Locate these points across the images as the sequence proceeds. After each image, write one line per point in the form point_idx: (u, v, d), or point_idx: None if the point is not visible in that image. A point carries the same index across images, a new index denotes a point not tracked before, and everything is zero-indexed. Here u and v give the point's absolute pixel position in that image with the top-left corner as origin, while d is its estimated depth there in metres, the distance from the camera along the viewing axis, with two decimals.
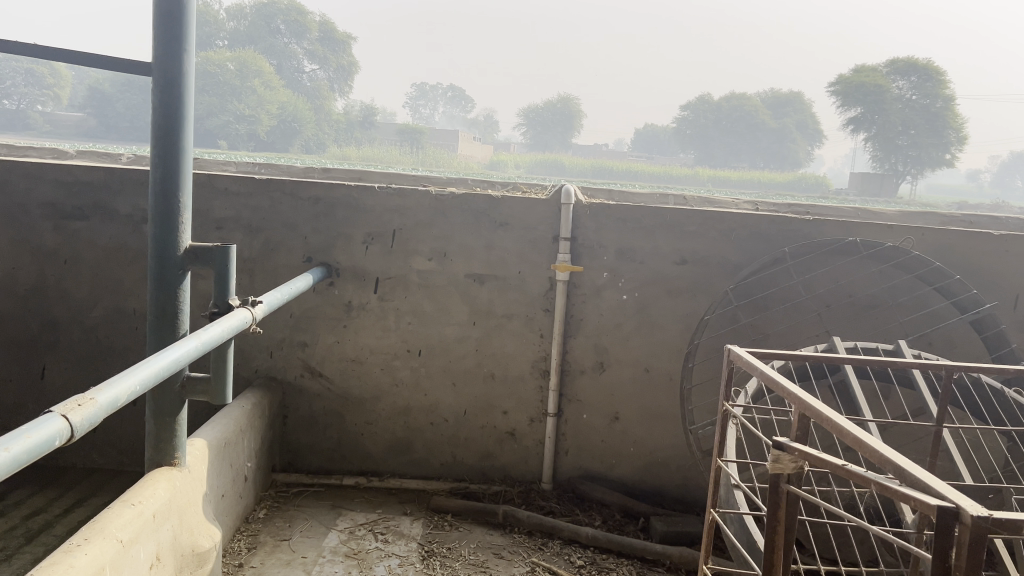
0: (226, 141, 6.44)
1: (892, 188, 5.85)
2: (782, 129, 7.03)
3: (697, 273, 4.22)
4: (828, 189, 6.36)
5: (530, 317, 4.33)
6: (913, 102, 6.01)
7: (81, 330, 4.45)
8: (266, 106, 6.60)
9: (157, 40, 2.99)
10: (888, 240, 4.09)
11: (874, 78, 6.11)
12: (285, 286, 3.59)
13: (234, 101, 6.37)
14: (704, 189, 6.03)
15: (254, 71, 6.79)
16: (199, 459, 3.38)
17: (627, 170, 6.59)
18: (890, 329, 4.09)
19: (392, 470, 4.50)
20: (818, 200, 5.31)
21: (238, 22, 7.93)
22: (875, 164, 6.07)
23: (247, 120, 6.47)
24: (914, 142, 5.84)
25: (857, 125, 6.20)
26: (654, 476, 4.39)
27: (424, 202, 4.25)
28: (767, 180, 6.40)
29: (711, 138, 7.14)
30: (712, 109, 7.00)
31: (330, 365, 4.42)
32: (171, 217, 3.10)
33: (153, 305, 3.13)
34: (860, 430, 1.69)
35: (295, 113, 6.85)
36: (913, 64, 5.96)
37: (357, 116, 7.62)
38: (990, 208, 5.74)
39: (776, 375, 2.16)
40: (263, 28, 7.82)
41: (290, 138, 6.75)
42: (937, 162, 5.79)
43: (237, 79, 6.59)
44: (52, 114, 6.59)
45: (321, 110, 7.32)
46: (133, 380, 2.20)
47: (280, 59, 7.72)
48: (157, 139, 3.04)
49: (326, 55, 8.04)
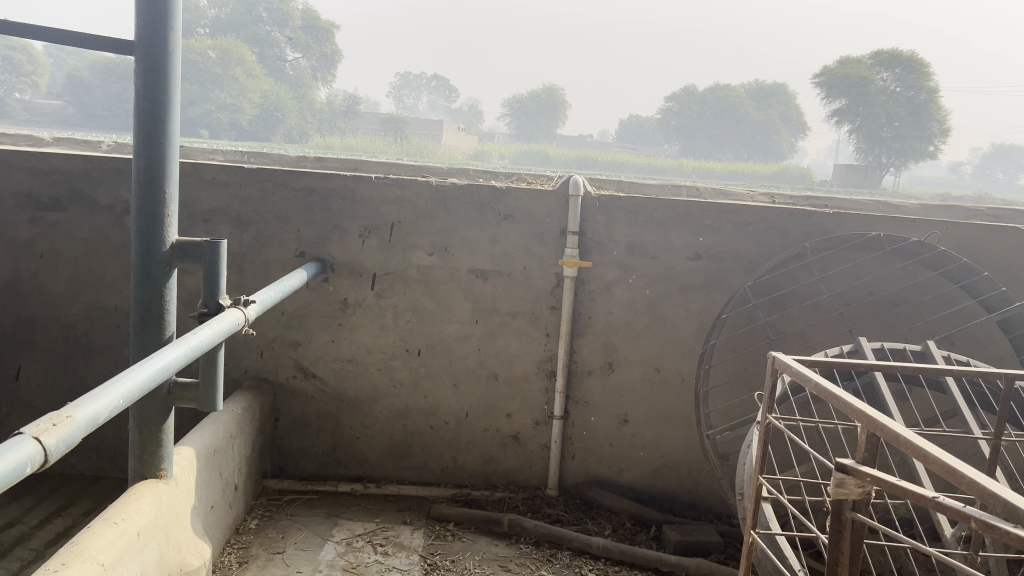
0: (208, 130, 6.24)
1: (875, 181, 5.89)
2: (766, 121, 6.79)
3: (712, 268, 4.01)
4: (813, 181, 6.18)
5: (535, 315, 4.11)
6: (897, 94, 5.85)
7: (58, 328, 4.20)
8: (248, 94, 6.33)
9: (140, 17, 2.73)
10: (912, 235, 3.90)
11: (860, 70, 5.92)
12: (277, 284, 3.33)
13: (216, 89, 6.17)
14: (690, 180, 5.87)
15: (237, 59, 6.35)
16: (187, 470, 3.14)
17: (611, 162, 6.40)
18: (913, 328, 3.90)
19: (390, 476, 4.29)
20: (813, 192, 5.11)
21: (218, 10, 7.57)
22: (859, 156, 5.93)
23: (230, 109, 6.26)
24: (897, 133, 5.66)
25: (840, 117, 6.00)
26: (664, 481, 4.19)
27: (424, 193, 4.02)
28: (750, 171, 6.22)
29: (695, 130, 6.98)
30: (696, 99, 6.90)
31: (324, 366, 4.19)
32: (156, 210, 2.85)
33: (136, 304, 2.88)
34: (951, 455, 1.47)
35: (278, 103, 6.56)
36: (898, 54, 5.84)
37: (340, 106, 7.19)
38: (974, 200, 5.53)
39: (830, 385, 1.92)
40: (246, 16, 7.47)
41: (272, 128, 6.54)
42: (920, 154, 5.68)
43: (218, 67, 6.17)
44: (31, 102, 6.34)
45: (305, 99, 7.03)
46: (117, 394, 1.97)
47: (263, 47, 7.40)
48: (141, 124, 2.79)
49: (309, 43, 7.79)
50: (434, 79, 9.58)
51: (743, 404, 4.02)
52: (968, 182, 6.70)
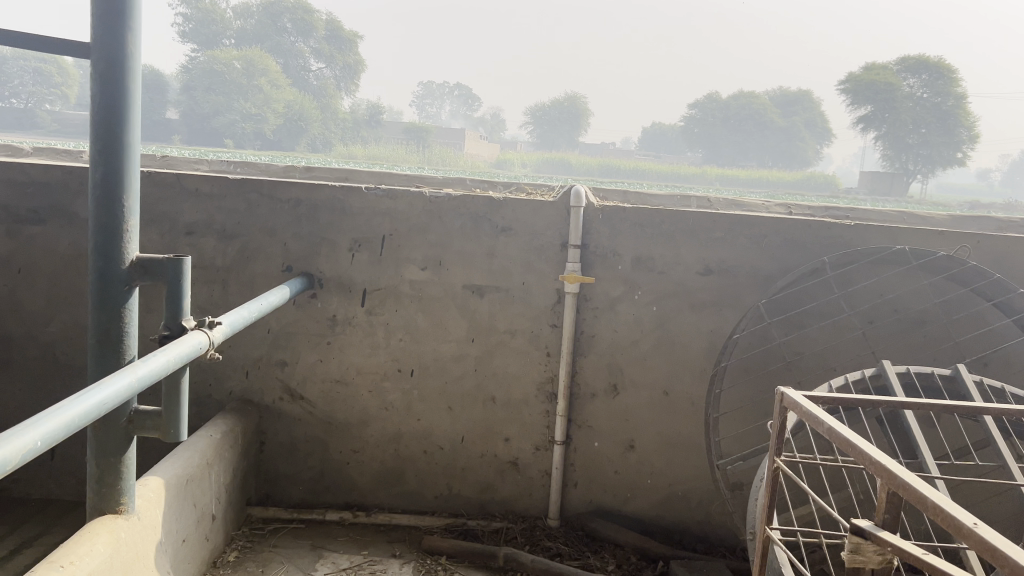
0: (232, 140, 6.83)
1: (902, 189, 5.50)
2: (791, 128, 6.64)
3: (724, 284, 3.75)
4: (838, 188, 5.86)
5: (535, 334, 3.87)
6: (924, 101, 5.61)
7: (35, 347, 4.01)
8: (273, 105, 6.94)
9: (95, 17, 2.47)
10: (940, 248, 3.62)
11: (885, 78, 5.73)
12: (253, 303, 3.10)
13: (241, 101, 6.97)
14: (714, 189, 5.59)
15: (260, 69, 7.54)
16: (153, 502, 2.91)
17: (635, 169, 6.15)
18: (941, 350, 3.61)
19: (381, 504, 4.06)
20: (838, 202, 4.84)
21: (244, 21, 9.39)
22: (886, 164, 5.68)
23: (254, 118, 6.87)
24: (925, 140, 5.45)
25: (867, 124, 5.86)
26: (673, 512, 3.92)
27: (417, 204, 3.79)
28: (775, 180, 5.92)
29: (721, 138, 6.77)
30: (719, 106, 6.67)
31: (312, 387, 3.97)
32: (113, 226, 2.61)
33: (93, 328, 2.63)
34: (991, 531, 1.21)
35: (302, 112, 6.97)
36: (924, 61, 5.59)
37: (363, 114, 7.62)
38: (1007, 208, 5.24)
39: (846, 432, 1.65)
40: (271, 27, 9.12)
41: (295, 137, 6.85)
42: (949, 161, 5.39)
43: (242, 76, 7.38)
44: (61, 113, 6.85)
45: (329, 110, 7.36)
46: (32, 436, 1.77)
47: (287, 57, 8.86)
48: (97, 131, 2.53)
49: (333, 54, 9.27)
50: (457, 88, 9.45)
51: (758, 432, 3.74)
52: (997, 189, 6.40)
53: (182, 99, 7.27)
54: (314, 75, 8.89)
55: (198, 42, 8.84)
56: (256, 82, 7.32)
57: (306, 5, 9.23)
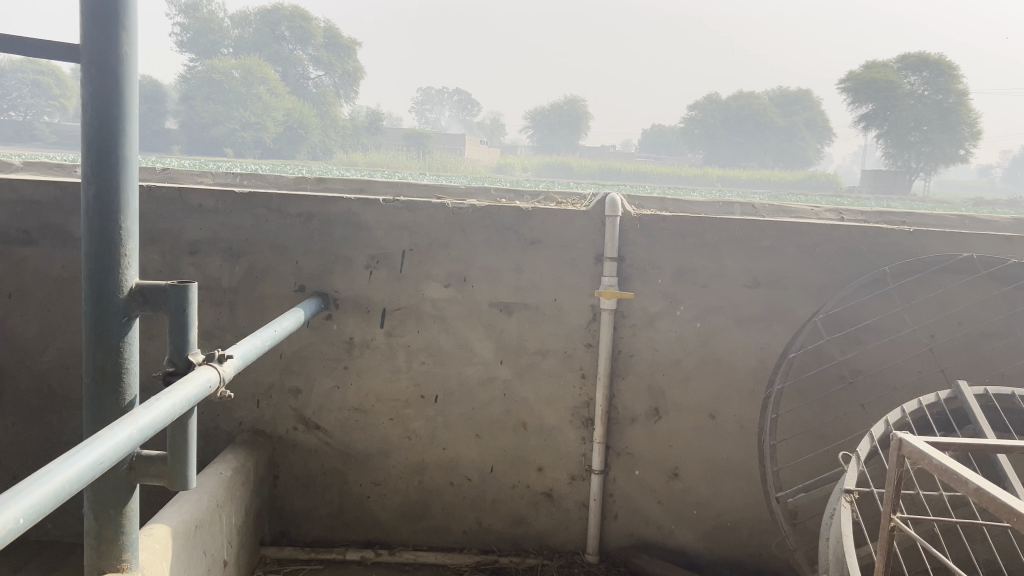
0: (232, 150, 6.70)
1: (905, 186, 5.24)
2: (790, 128, 6.51)
3: (774, 297, 3.45)
4: (840, 187, 5.56)
5: (569, 354, 3.58)
6: (926, 97, 5.68)
7: (29, 377, 3.72)
8: (272, 113, 6.61)
9: (86, 12, 2.17)
10: (1008, 254, 3.33)
11: (885, 74, 5.86)
12: (264, 331, 2.80)
13: (240, 109, 6.71)
14: (716, 189, 5.36)
15: (259, 79, 7.21)
16: (159, 555, 2.60)
17: (635, 171, 5.86)
18: (1017, 367, 3.30)
19: (404, 541, 3.77)
20: (864, 203, 4.61)
21: (241, 31, 9.21)
22: (888, 162, 5.82)
23: (253, 128, 6.64)
24: (926, 138, 5.51)
25: (868, 122, 5.93)
26: (722, 544, 3.62)
27: (439, 216, 3.50)
28: (776, 180, 5.57)
29: (721, 139, 6.54)
30: (719, 108, 6.44)
31: (328, 415, 3.68)
32: (109, 249, 2.30)
33: (90, 365, 2.34)
34: None
35: (302, 119, 6.56)
36: (925, 59, 5.70)
37: (363, 122, 7.50)
38: (1009, 203, 4.98)
39: (1000, 494, 1.34)
40: (268, 35, 8.93)
41: (295, 145, 6.47)
42: (952, 159, 5.45)
43: (242, 87, 7.10)
44: (59, 124, 6.65)
45: (329, 117, 6.95)
46: (12, 513, 1.44)
47: (287, 66, 8.64)
48: (89, 143, 2.23)
49: (332, 62, 9.03)
50: (457, 93, 9.21)
51: (818, 460, 3.43)
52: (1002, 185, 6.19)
53: (182, 111, 7.16)
54: (312, 83, 8.66)
55: (195, 51, 8.79)
56: (255, 90, 7.00)
57: (304, 12, 8.80)
